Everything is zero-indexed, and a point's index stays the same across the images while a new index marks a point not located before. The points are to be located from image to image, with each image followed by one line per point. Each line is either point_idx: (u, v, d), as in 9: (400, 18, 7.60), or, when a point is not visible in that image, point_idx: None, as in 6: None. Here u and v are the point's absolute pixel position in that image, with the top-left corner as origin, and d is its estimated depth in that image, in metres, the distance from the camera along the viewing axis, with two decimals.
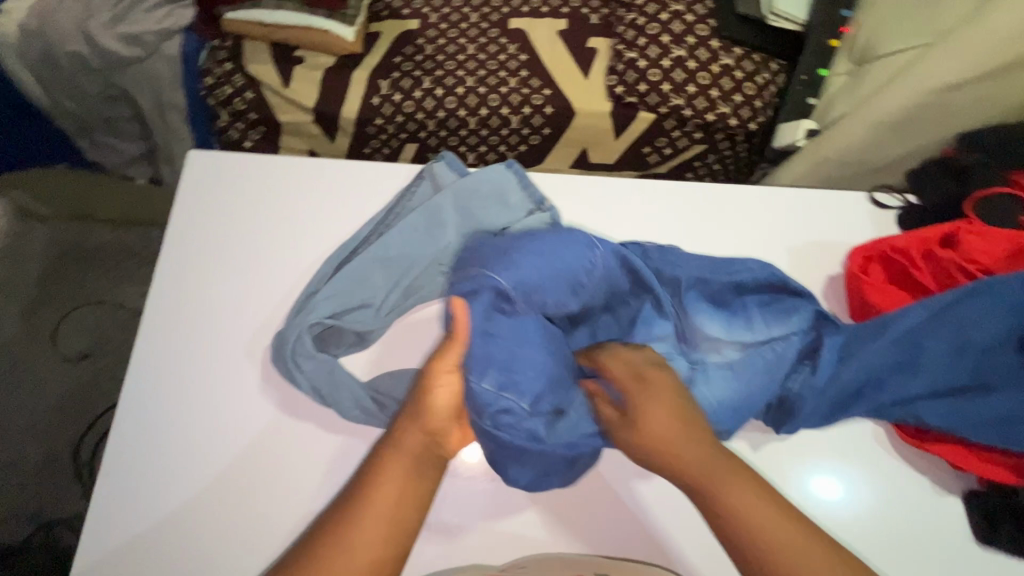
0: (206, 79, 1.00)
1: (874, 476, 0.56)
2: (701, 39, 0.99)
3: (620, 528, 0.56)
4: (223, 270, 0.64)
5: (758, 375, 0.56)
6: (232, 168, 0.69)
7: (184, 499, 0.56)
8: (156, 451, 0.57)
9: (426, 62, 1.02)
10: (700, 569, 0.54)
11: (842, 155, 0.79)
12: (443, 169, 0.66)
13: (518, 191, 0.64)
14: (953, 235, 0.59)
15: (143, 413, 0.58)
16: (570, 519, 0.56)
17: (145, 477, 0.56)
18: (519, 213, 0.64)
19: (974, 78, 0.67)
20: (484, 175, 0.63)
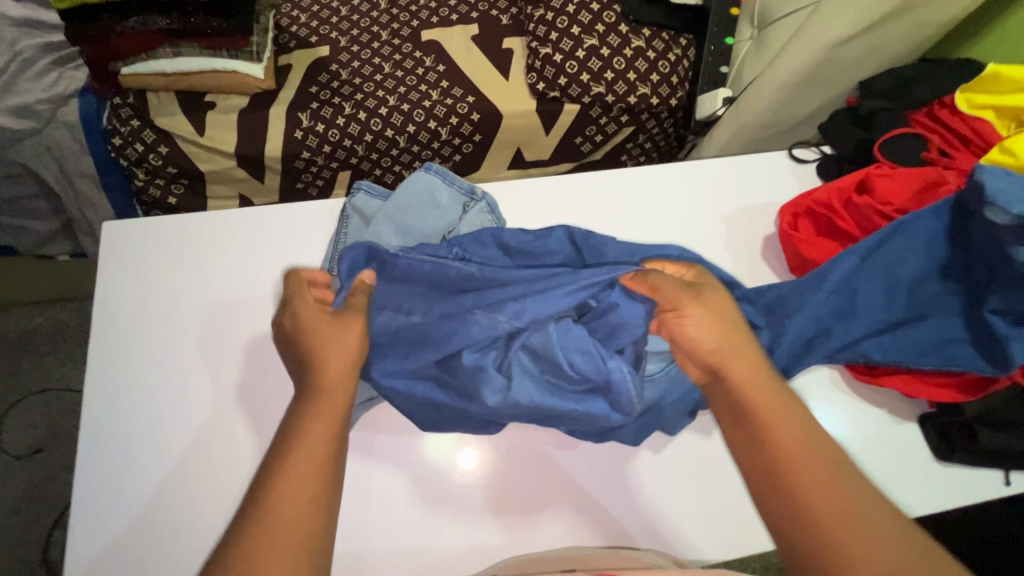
0: (113, 139, 0.94)
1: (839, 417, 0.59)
2: (610, 26, 1.00)
3: (607, 517, 0.57)
4: (165, 336, 0.61)
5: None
6: (157, 230, 0.66)
7: (135, 528, 0.54)
8: (106, 492, 0.55)
9: (343, 88, 1.00)
10: (679, 541, 0.56)
11: (759, 117, 0.82)
12: (365, 199, 0.65)
13: (446, 190, 0.65)
14: (866, 181, 0.63)
15: (96, 464, 0.56)
16: (549, 515, 0.57)
17: (115, 538, 0.53)
18: (455, 210, 0.65)
19: (866, 29, 0.71)
20: (408, 187, 0.64)
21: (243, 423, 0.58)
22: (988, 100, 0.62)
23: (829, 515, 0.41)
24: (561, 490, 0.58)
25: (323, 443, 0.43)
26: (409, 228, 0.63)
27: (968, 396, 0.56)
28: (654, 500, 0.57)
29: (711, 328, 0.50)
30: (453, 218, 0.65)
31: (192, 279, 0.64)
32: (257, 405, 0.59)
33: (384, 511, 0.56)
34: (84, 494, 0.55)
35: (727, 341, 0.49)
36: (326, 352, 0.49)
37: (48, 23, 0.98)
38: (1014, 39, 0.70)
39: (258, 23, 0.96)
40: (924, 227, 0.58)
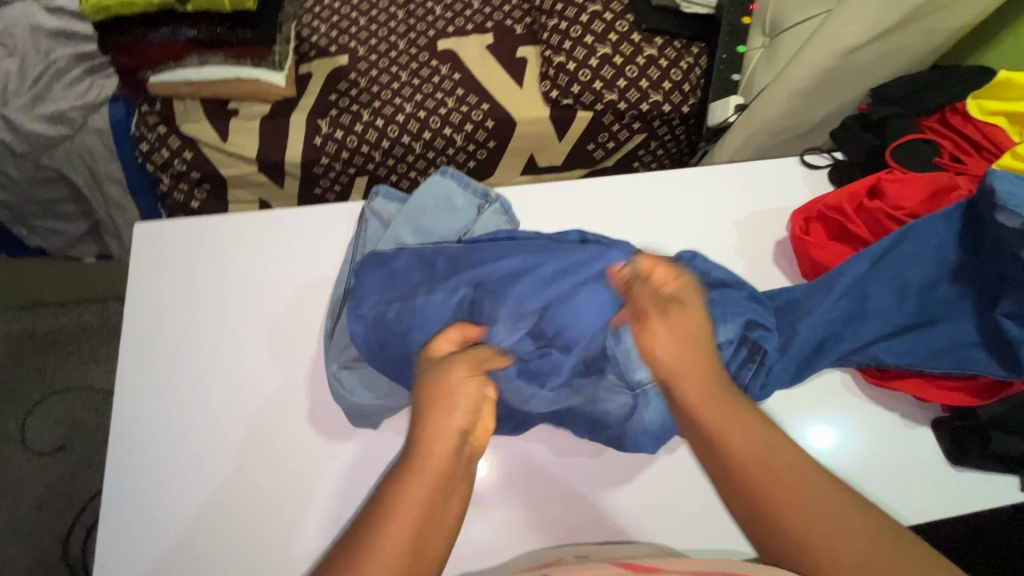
0: (140, 146, 0.98)
1: (859, 420, 0.59)
2: (623, 35, 1.01)
3: (634, 514, 0.58)
4: (193, 335, 0.64)
5: (739, 359, 0.57)
6: (184, 233, 0.68)
7: (180, 516, 0.56)
8: (150, 484, 0.57)
9: (361, 95, 1.03)
10: (703, 542, 0.57)
11: (770, 124, 0.83)
12: (383, 203, 0.67)
13: (462, 193, 0.67)
14: (877, 186, 0.63)
15: (138, 457, 0.58)
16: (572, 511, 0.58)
17: (160, 526, 0.56)
18: (469, 213, 0.67)
19: (878, 36, 0.71)
20: (426, 189, 0.67)
21: (277, 416, 0.60)
22: (1000, 107, 0.63)
23: (786, 507, 0.42)
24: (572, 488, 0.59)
25: (423, 502, 0.43)
26: (425, 231, 0.65)
27: (981, 400, 0.56)
28: (663, 501, 0.58)
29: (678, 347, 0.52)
30: (468, 220, 0.67)
31: (217, 280, 0.66)
32: (281, 401, 0.61)
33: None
34: (128, 484, 0.57)
35: (689, 358, 0.51)
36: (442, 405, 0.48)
37: (81, 34, 1.02)
38: None
39: (280, 33, 0.99)
40: (936, 231, 0.59)
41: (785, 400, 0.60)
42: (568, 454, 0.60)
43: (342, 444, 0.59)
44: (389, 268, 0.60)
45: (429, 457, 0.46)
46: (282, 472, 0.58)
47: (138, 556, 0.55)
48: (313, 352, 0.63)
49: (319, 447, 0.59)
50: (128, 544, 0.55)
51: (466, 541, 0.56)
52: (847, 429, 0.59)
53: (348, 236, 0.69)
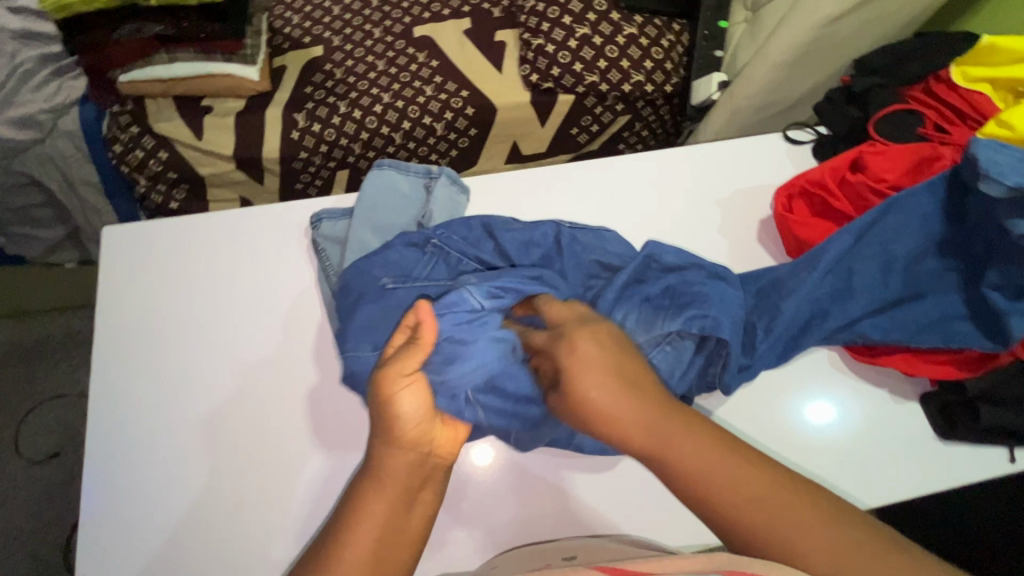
0: (113, 147, 0.96)
1: (856, 398, 0.59)
2: (601, 14, 0.99)
3: (631, 504, 0.57)
4: (166, 350, 0.62)
5: (697, 365, 0.56)
6: (154, 242, 0.66)
7: (166, 510, 0.56)
8: (133, 478, 0.57)
9: (338, 87, 1.01)
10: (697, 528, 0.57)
11: (753, 100, 0.81)
12: (330, 224, 0.65)
13: (406, 178, 0.67)
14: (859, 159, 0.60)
15: (122, 454, 0.58)
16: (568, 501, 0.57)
17: (147, 517, 0.56)
18: (421, 197, 0.66)
19: (859, 4, 0.69)
20: (369, 186, 0.65)
21: (264, 413, 0.60)
22: (984, 73, 0.61)
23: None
24: (560, 482, 0.58)
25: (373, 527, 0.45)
26: (385, 227, 0.64)
27: (966, 372, 0.56)
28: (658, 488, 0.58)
29: (617, 400, 0.45)
30: (420, 203, 0.66)
31: (192, 293, 0.64)
32: (261, 414, 0.60)
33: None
34: (112, 483, 0.57)
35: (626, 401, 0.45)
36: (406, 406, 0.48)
37: (47, 34, 0.98)
38: (1018, 6, 0.68)
39: (250, 25, 0.97)
40: (922, 203, 0.55)
41: (778, 380, 0.59)
42: (554, 452, 0.58)
43: (325, 453, 0.58)
44: (353, 322, 0.56)
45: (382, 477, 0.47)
46: (264, 487, 0.57)
47: (126, 548, 0.55)
48: (298, 360, 0.62)
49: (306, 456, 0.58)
50: (115, 537, 0.55)
51: (454, 536, 0.56)
52: (844, 407, 0.58)
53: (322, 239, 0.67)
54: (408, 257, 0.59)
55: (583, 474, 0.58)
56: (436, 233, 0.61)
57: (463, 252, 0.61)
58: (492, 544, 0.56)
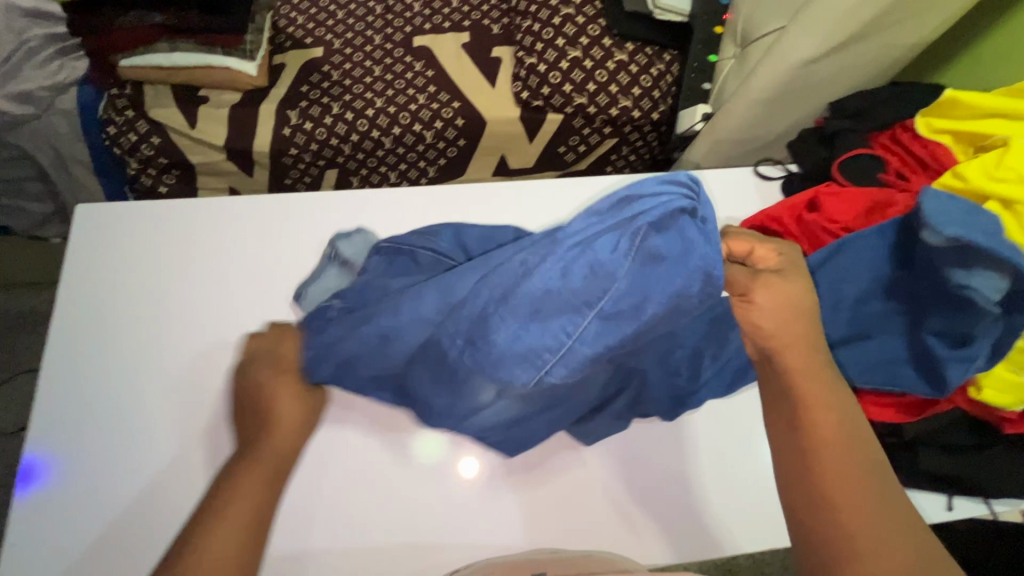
0: (107, 129, 0.97)
1: None
2: (593, 39, 1.01)
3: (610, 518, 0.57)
4: (125, 331, 0.63)
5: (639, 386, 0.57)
6: (128, 225, 0.67)
7: (104, 490, 0.56)
8: (76, 454, 0.57)
9: (332, 88, 1.03)
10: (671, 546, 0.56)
11: (732, 135, 0.83)
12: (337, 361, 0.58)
13: (327, 278, 0.63)
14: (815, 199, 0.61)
15: (69, 429, 0.58)
16: (549, 513, 0.56)
17: (83, 495, 0.55)
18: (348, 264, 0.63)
19: (832, 50, 0.69)
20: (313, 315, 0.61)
21: (216, 402, 0.60)
22: (945, 124, 0.62)
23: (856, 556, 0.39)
24: (543, 495, 0.57)
25: (249, 502, 0.44)
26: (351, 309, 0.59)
27: (908, 415, 0.56)
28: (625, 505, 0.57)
29: (777, 317, 0.50)
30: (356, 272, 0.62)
31: (161, 277, 0.66)
32: (209, 401, 0.60)
33: (355, 509, 0.55)
34: (53, 457, 0.57)
35: (784, 326, 0.50)
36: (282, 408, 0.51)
37: (55, 15, 1.00)
38: (992, 64, 0.69)
39: (252, 22, 0.99)
40: (870, 246, 0.56)
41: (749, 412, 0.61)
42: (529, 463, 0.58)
43: None
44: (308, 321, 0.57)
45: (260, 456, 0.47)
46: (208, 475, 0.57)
47: (57, 525, 0.54)
48: None
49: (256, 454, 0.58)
50: (47, 514, 0.54)
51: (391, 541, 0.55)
52: None
53: (286, 235, 0.69)
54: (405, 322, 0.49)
55: (560, 486, 0.57)
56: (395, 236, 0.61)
57: (416, 245, 0.60)
58: (467, 552, 0.55)
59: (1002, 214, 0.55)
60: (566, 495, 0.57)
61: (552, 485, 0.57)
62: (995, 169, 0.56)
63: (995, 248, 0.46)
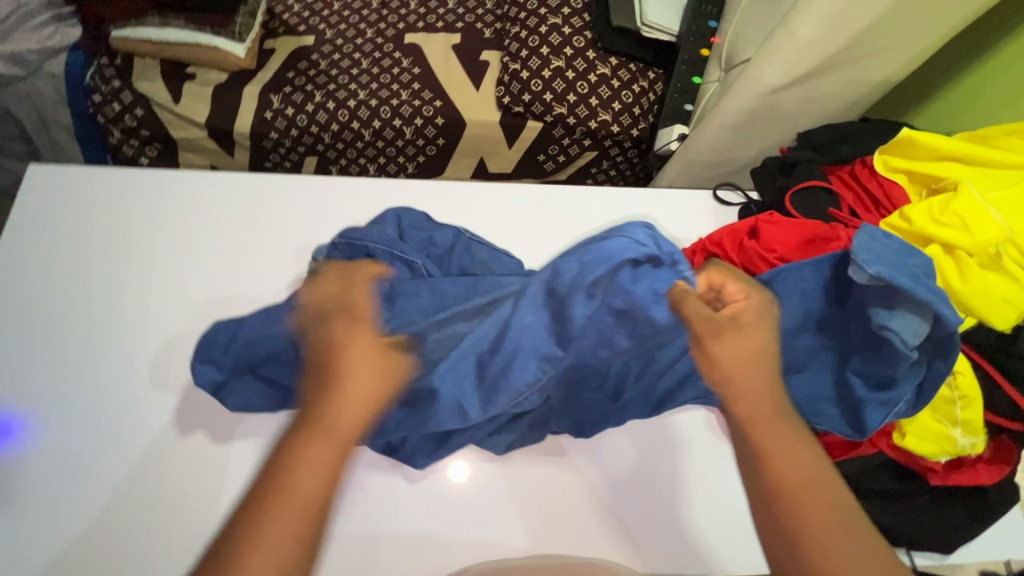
0: (93, 97, 0.99)
1: None
2: (578, 50, 1.01)
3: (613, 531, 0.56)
4: (58, 292, 0.62)
5: (560, 397, 0.56)
6: (74, 188, 0.67)
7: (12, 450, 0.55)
8: None
9: (318, 76, 1.04)
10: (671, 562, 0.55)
11: (702, 157, 0.83)
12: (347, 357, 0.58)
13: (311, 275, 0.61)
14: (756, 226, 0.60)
15: None
16: (556, 527, 0.55)
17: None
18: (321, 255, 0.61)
19: (797, 80, 0.68)
20: None
21: (137, 374, 0.59)
22: (903, 164, 0.62)
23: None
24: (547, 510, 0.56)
25: (306, 514, 0.36)
26: None
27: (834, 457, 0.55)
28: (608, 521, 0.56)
29: (737, 353, 0.45)
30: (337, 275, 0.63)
31: (101, 245, 0.65)
32: (128, 376, 0.59)
33: (342, 498, 0.55)
34: None
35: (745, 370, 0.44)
36: (354, 380, 0.40)
37: None
38: (963, 110, 0.68)
39: (245, 6, 1.01)
40: (805, 280, 0.55)
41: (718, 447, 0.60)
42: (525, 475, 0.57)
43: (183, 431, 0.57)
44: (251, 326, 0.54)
45: (330, 424, 0.38)
46: (117, 447, 0.56)
47: None
48: (182, 329, 0.61)
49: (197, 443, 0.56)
50: None
51: None
52: None
53: (229, 215, 0.67)
54: (275, 330, 0.53)
55: (557, 497, 0.57)
56: (342, 235, 0.59)
57: (369, 239, 0.58)
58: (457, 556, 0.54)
59: (944, 260, 0.54)
60: (560, 504, 0.56)
61: (554, 495, 0.57)
62: (940, 214, 0.55)
63: (918, 292, 0.44)
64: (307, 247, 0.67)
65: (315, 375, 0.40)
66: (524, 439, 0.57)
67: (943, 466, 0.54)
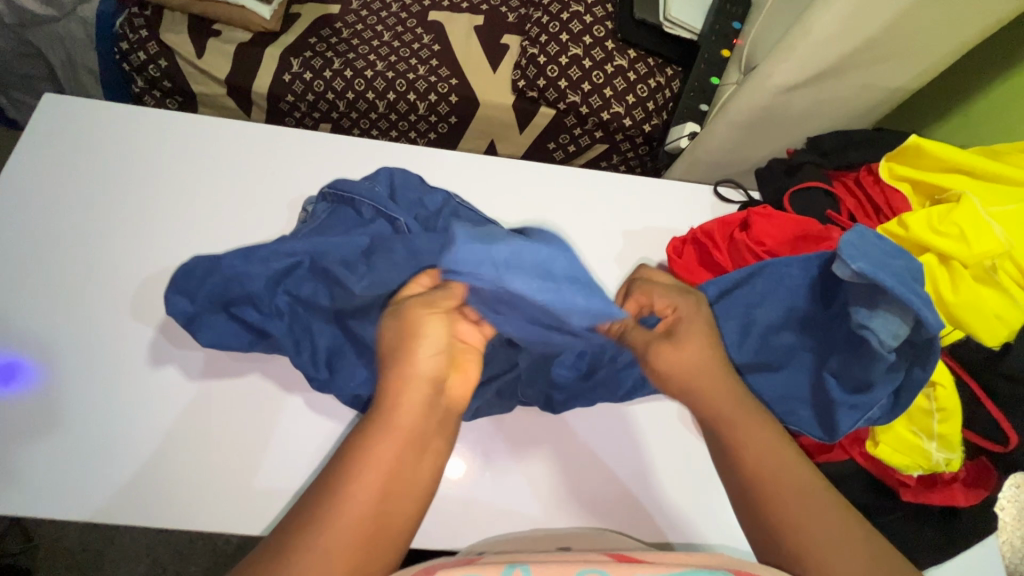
0: (120, 44, 1.01)
1: None
2: (597, 40, 1.02)
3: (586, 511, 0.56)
4: (57, 218, 0.63)
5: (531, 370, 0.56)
6: (86, 121, 0.68)
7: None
8: None
9: (339, 45, 1.05)
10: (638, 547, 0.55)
11: (710, 155, 0.82)
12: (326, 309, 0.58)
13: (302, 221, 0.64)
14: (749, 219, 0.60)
15: None
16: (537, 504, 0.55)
17: None
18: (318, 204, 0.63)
19: (811, 80, 0.67)
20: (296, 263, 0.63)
21: (122, 303, 0.60)
22: (908, 173, 0.60)
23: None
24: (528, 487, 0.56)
25: (374, 472, 0.40)
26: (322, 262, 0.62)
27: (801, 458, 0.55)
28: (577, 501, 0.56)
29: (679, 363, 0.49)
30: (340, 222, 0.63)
31: (103, 178, 0.66)
32: (111, 306, 0.60)
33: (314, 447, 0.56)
34: None
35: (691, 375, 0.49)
36: (417, 352, 0.44)
37: None
38: (980, 128, 0.67)
39: None
40: (791, 276, 0.54)
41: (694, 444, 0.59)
42: (505, 452, 0.57)
43: (160, 363, 0.58)
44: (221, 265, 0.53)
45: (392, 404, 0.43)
46: (94, 372, 0.57)
47: None
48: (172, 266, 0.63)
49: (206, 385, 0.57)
50: None
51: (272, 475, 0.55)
52: None
53: (227, 161, 0.68)
54: (253, 269, 0.54)
55: (533, 472, 0.56)
56: (333, 184, 0.61)
57: (358, 194, 0.60)
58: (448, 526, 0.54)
59: (938, 269, 0.53)
60: (579, 475, 0.57)
61: (532, 472, 0.56)
62: (939, 223, 0.53)
63: (901, 293, 0.42)
64: (300, 200, 0.67)
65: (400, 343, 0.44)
66: (492, 409, 0.57)
67: (917, 483, 0.52)
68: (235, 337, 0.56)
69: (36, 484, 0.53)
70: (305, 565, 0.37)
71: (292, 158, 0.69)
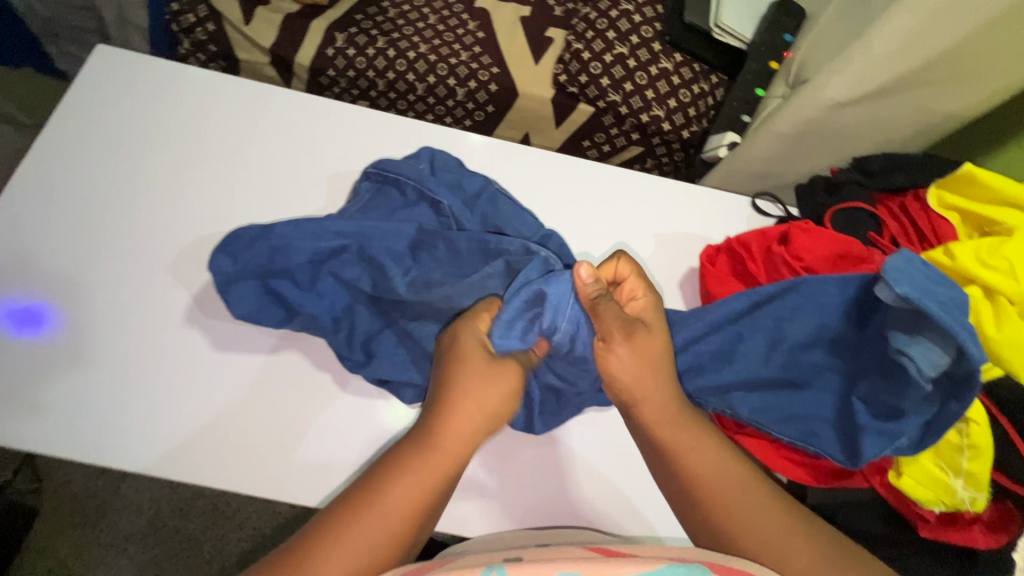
0: (172, 5, 1.03)
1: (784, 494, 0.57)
2: (644, 41, 1.01)
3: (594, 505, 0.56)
4: (100, 168, 0.64)
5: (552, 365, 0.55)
6: (135, 75, 0.69)
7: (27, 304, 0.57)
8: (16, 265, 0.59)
9: (384, 23, 1.05)
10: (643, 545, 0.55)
11: (748, 165, 0.81)
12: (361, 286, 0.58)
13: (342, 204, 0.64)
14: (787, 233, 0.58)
15: (22, 236, 0.60)
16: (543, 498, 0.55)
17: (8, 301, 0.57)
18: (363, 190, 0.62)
19: (866, 96, 0.65)
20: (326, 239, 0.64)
21: (155, 257, 0.61)
22: (959, 202, 0.58)
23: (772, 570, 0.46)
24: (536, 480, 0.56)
25: (424, 474, 0.46)
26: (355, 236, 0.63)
27: (819, 480, 0.54)
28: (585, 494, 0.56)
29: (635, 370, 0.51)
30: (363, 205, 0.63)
31: (145, 132, 0.67)
32: (145, 259, 0.61)
33: (332, 416, 0.56)
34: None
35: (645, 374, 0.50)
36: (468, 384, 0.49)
37: None
38: None
39: None
40: (826, 293, 0.52)
41: None
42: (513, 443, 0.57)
43: (186, 318, 0.58)
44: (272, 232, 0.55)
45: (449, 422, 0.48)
46: (121, 321, 0.58)
47: None
48: (206, 225, 0.63)
49: (245, 353, 0.58)
50: None
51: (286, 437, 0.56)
52: None
53: (269, 127, 0.69)
54: (302, 243, 0.56)
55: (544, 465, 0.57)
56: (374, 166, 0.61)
57: (402, 174, 0.60)
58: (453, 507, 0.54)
59: (982, 303, 0.51)
60: (612, 472, 0.57)
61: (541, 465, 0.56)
62: (987, 255, 0.52)
63: (944, 321, 0.41)
64: (338, 173, 0.68)
65: (449, 364, 0.50)
66: None
67: (938, 518, 0.50)
68: (261, 301, 0.56)
69: (55, 424, 0.54)
70: (354, 540, 0.42)
71: (333, 130, 0.69)
